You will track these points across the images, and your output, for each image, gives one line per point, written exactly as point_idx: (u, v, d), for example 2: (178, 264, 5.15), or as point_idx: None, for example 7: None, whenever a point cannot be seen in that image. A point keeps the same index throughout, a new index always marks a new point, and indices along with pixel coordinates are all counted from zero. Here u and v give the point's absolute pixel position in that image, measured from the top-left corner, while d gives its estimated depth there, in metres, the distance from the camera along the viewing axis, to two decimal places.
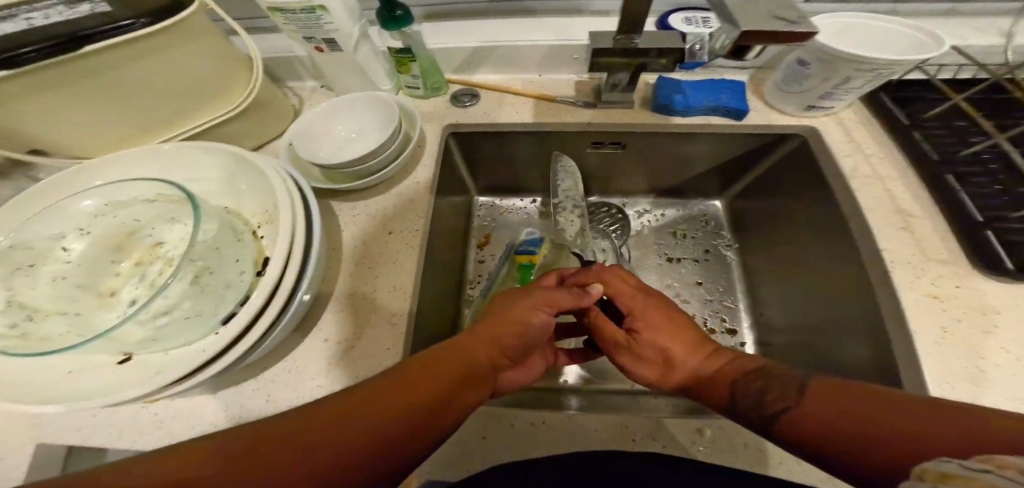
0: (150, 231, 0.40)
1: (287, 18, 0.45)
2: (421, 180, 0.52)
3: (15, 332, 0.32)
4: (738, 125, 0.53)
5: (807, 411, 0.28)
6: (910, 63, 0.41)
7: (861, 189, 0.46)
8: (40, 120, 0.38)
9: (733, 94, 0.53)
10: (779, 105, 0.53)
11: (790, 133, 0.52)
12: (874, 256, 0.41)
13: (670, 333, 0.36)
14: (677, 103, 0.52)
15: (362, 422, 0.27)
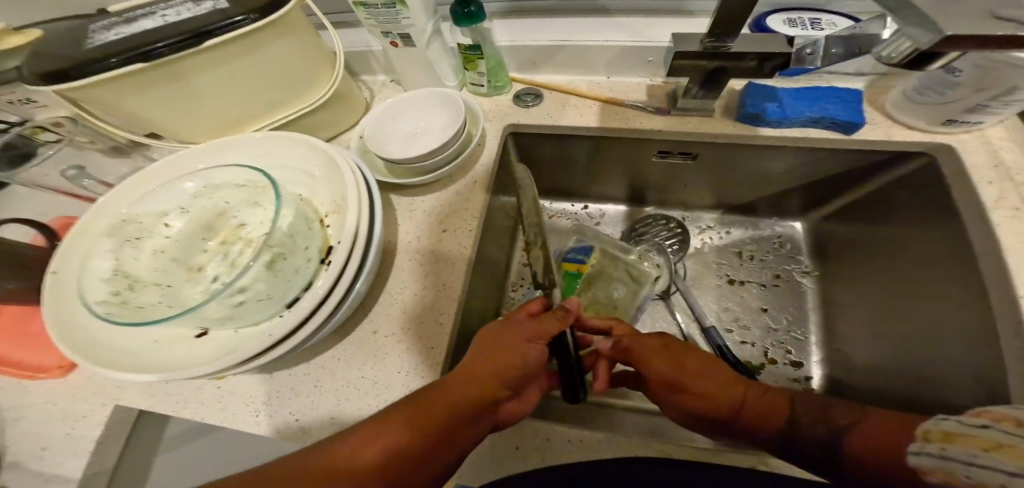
0: (236, 213, 0.44)
1: (370, 13, 0.47)
2: (478, 179, 0.52)
3: (118, 299, 0.37)
4: (844, 140, 0.45)
5: (849, 439, 0.29)
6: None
7: (1004, 225, 0.37)
8: (161, 107, 0.43)
9: (842, 104, 0.45)
10: (906, 116, 0.44)
11: (911, 150, 0.43)
12: (1010, 308, 0.34)
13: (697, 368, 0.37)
14: (770, 112, 0.46)
15: (384, 446, 0.28)
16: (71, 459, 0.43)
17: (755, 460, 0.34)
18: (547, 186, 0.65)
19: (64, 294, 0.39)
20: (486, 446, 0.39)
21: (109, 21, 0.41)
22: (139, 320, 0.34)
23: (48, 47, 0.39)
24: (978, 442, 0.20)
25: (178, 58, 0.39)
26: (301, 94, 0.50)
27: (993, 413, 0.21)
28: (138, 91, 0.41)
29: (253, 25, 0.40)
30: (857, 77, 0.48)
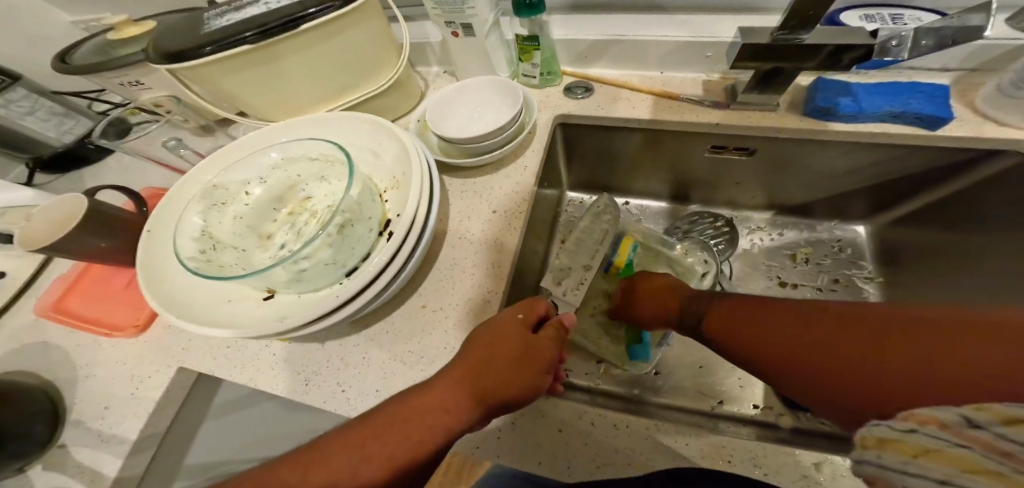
0: (305, 186, 0.47)
1: (436, 3, 0.50)
2: (527, 166, 0.53)
3: (203, 256, 0.40)
4: (930, 137, 0.42)
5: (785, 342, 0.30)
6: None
7: None
8: (251, 88, 0.48)
9: (928, 99, 0.42)
10: (1005, 112, 0.39)
11: (1001, 147, 0.40)
12: None
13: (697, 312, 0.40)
14: (844, 107, 0.43)
15: (376, 445, 0.31)
16: (128, 418, 0.45)
17: (818, 459, 0.33)
18: (591, 181, 0.65)
19: (156, 251, 0.43)
20: (529, 427, 0.39)
21: (220, 10, 0.45)
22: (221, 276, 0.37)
23: (167, 33, 0.44)
24: (907, 449, 0.17)
25: (273, 40, 0.43)
26: (370, 79, 0.53)
27: (921, 415, 0.18)
28: (236, 71, 0.45)
29: (340, 11, 0.43)
30: (942, 72, 0.45)
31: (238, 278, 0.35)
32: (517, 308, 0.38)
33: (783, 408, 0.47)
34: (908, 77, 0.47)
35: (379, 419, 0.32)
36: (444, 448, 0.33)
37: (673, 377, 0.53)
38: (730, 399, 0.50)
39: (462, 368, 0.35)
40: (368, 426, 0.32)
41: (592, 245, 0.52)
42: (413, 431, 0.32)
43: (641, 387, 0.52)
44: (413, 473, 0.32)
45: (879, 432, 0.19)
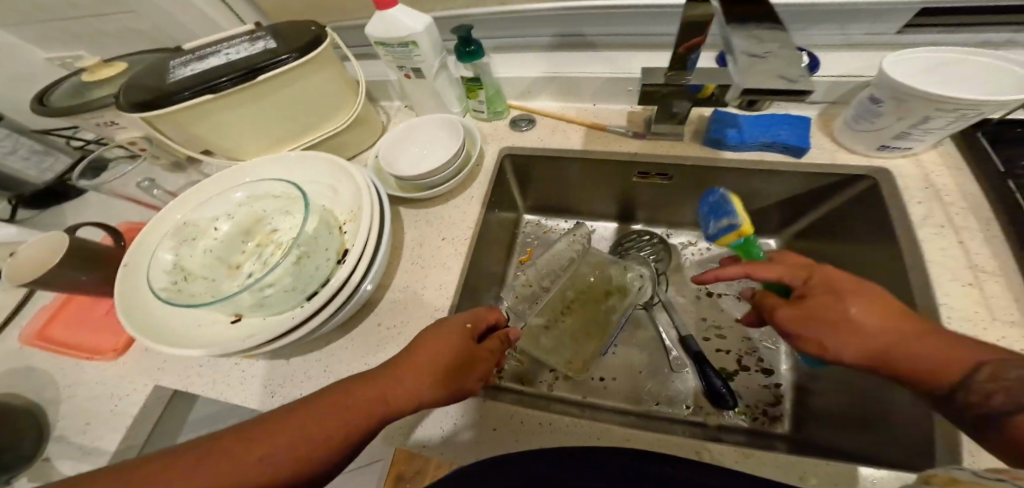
0: (271, 220, 0.52)
1: (388, 51, 0.56)
2: (475, 194, 0.59)
3: (175, 287, 0.45)
4: (797, 163, 0.51)
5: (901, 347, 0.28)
6: (1005, 105, 0.36)
7: (930, 241, 0.41)
8: (218, 131, 0.53)
9: (793, 130, 0.51)
10: (848, 143, 0.48)
11: (859, 174, 0.48)
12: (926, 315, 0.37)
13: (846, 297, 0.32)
14: (730, 137, 0.52)
15: (312, 437, 0.31)
16: (106, 435, 0.49)
17: (700, 447, 0.39)
18: (542, 203, 0.71)
19: (133, 283, 0.48)
20: (467, 424, 0.44)
21: (184, 59, 0.50)
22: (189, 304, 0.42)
23: (135, 83, 0.49)
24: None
25: (235, 90, 0.48)
26: (329, 119, 0.59)
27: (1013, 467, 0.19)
28: (202, 117, 0.50)
29: (295, 61, 0.49)
30: (818, 107, 0.53)
31: (205, 306, 0.40)
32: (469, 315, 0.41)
33: (708, 407, 0.53)
34: (793, 111, 0.55)
35: (299, 408, 0.32)
36: (360, 443, 0.33)
37: (614, 383, 0.58)
38: (665, 400, 0.55)
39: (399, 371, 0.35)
40: (286, 416, 0.32)
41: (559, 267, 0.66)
42: (348, 423, 0.32)
43: (586, 392, 0.57)
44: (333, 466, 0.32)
45: (954, 475, 0.21)
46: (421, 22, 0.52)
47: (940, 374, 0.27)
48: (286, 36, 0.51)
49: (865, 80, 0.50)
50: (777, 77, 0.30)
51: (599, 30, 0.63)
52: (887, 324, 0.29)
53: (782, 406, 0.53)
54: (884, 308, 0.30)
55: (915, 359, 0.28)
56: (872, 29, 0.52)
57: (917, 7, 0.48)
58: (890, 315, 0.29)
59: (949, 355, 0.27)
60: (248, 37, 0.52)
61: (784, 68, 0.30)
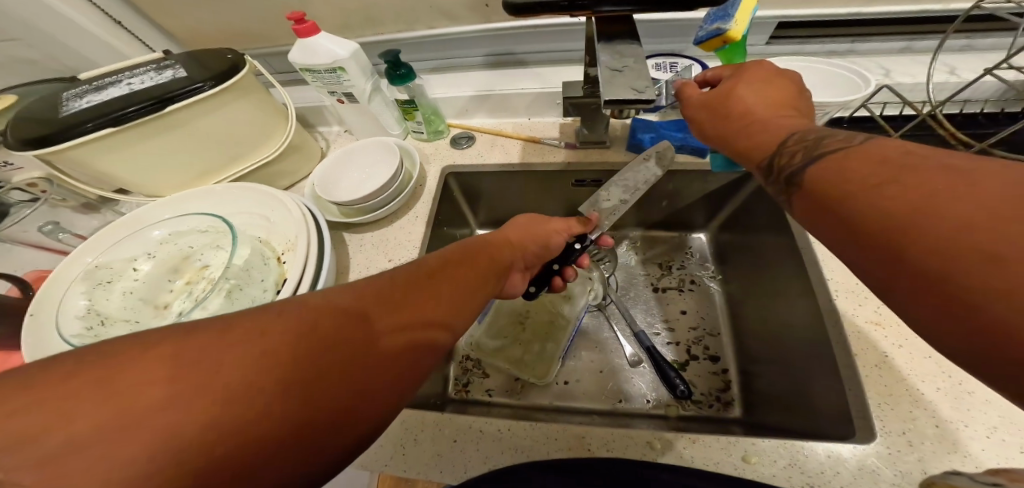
0: (200, 256, 0.51)
1: (315, 77, 0.56)
2: (420, 214, 0.60)
3: (91, 333, 0.44)
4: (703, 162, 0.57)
5: (777, 124, 0.31)
6: (845, 104, 0.44)
7: None
8: (128, 167, 0.50)
9: None
10: None
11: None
12: None
13: (757, 82, 0.33)
14: (646, 142, 0.58)
15: (312, 375, 0.24)
16: None
17: (650, 436, 0.40)
18: (492, 217, 0.73)
19: (40, 333, 0.43)
20: (427, 439, 0.44)
21: (80, 90, 0.48)
22: None
23: (26, 116, 0.45)
24: None
25: (142, 122, 0.46)
26: (256, 147, 0.58)
27: None
28: (107, 152, 0.47)
29: (211, 90, 0.48)
30: None
31: None
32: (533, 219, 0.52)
33: (669, 399, 0.56)
34: None
35: (355, 302, 0.29)
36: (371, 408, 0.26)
37: (575, 385, 0.59)
38: (625, 397, 0.57)
39: (458, 282, 0.37)
40: (342, 317, 0.28)
41: (544, 308, 0.67)
42: (362, 368, 0.26)
43: (553, 397, 0.58)
44: (336, 437, 0.24)
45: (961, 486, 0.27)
46: (346, 48, 0.52)
47: (759, 149, 0.31)
48: (200, 63, 0.50)
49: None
50: (627, 88, 0.26)
51: (525, 48, 0.66)
52: (764, 113, 0.32)
53: (732, 391, 0.56)
54: (774, 102, 0.32)
55: (755, 139, 0.31)
56: (749, 41, 0.59)
57: (773, 21, 0.55)
58: (774, 105, 0.32)
59: (784, 129, 0.30)
60: (155, 66, 0.50)
61: (634, 81, 0.26)
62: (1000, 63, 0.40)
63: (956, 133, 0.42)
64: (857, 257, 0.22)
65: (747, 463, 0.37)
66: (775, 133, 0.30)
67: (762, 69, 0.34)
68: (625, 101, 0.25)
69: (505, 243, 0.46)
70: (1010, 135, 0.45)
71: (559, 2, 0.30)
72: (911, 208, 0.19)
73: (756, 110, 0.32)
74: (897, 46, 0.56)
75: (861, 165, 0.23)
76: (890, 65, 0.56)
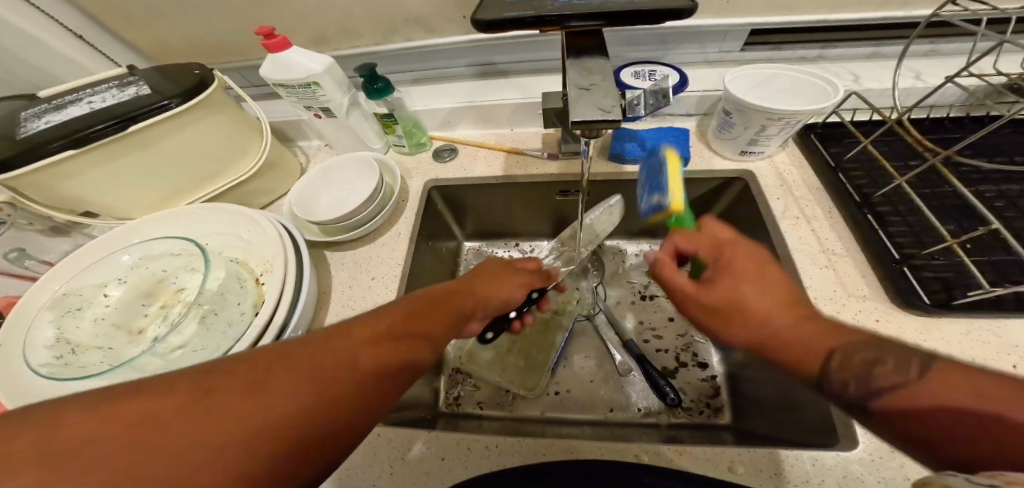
0: (175, 279, 0.49)
1: (290, 92, 0.55)
2: (403, 230, 0.59)
3: (60, 362, 0.41)
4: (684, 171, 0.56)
5: (810, 345, 0.30)
6: (816, 111, 0.44)
7: (790, 231, 0.47)
8: (94, 190, 0.48)
9: (678, 141, 0.57)
10: (718, 149, 0.55)
11: (732, 176, 0.54)
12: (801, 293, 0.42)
13: (751, 274, 0.35)
14: (629, 151, 0.58)
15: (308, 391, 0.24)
16: None
17: (640, 451, 0.40)
18: (478, 229, 0.72)
19: (7, 364, 0.41)
20: (415, 458, 0.43)
21: (39, 110, 0.46)
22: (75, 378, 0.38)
23: None
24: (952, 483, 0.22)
25: (105, 143, 0.44)
26: (229, 167, 0.56)
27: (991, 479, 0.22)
28: (71, 177, 0.45)
29: (177, 107, 0.47)
30: (689, 117, 0.61)
31: (92, 378, 0.36)
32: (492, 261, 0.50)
33: (660, 407, 0.56)
34: (676, 122, 0.61)
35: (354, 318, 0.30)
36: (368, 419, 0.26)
37: (565, 395, 0.59)
38: (616, 406, 0.57)
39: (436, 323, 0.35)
40: (316, 351, 0.26)
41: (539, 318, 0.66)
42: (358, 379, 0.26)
43: (545, 407, 0.58)
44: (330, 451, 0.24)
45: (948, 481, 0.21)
46: (320, 63, 0.51)
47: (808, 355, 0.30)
48: (165, 80, 0.49)
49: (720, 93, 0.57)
50: (594, 107, 0.25)
51: (505, 58, 0.66)
52: (796, 320, 0.32)
53: (722, 397, 0.56)
54: (783, 304, 0.33)
55: (815, 343, 0.30)
56: (723, 48, 0.60)
57: (745, 28, 0.56)
58: (792, 305, 0.33)
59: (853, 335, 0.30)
60: (118, 83, 0.49)
61: (602, 99, 0.26)
62: (960, 72, 0.41)
63: (923, 138, 0.43)
64: (896, 426, 0.26)
65: (735, 474, 0.36)
66: (830, 334, 0.30)
67: (760, 268, 0.36)
68: (592, 120, 0.25)
69: (463, 290, 0.41)
70: (973, 139, 0.47)
71: (527, 18, 0.30)
72: (982, 431, 0.22)
73: (785, 332, 0.32)
74: (865, 51, 0.58)
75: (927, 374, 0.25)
76: (859, 71, 0.57)
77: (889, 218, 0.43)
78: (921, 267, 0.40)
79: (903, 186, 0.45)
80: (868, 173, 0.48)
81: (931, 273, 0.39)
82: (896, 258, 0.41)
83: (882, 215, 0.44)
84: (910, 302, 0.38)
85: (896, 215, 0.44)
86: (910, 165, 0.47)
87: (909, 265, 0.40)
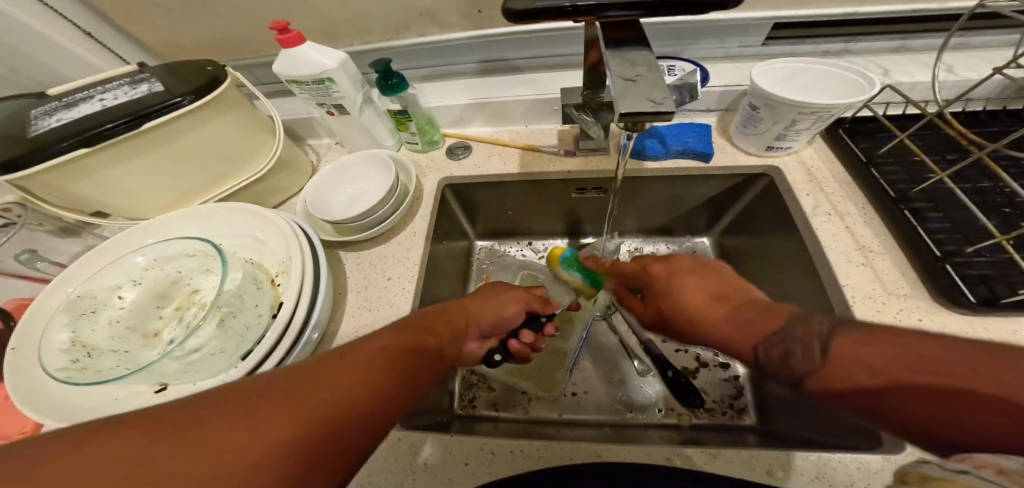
0: (190, 280, 0.48)
1: (303, 89, 0.53)
2: (418, 229, 0.58)
3: (77, 366, 0.40)
4: (706, 167, 0.55)
5: (739, 327, 0.32)
6: (849, 106, 0.43)
7: (821, 228, 0.46)
8: (105, 190, 0.47)
9: (699, 137, 0.56)
10: (741, 146, 0.54)
11: (756, 172, 0.53)
12: (835, 292, 0.41)
13: (689, 292, 0.37)
14: (648, 148, 0.56)
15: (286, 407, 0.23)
16: None
17: (669, 454, 0.39)
18: (491, 228, 0.71)
19: (24, 369, 0.40)
20: (439, 462, 0.42)
21: (50, 107, 0.45)
22: (93, 381, 0.38)
23: None
24: None
25: (117, 141, 0.43)
26: (240, 167, 0.55)
27: None
28: (82, 176, 0.44)
29: (190, 105, 0.46)
30: (709, 112, 0.60)
31: (112, 382, 0.34)
32: (496, 283, 0.55)
33: (681, 408, 0.55)
34: (696, 118, 0.60)
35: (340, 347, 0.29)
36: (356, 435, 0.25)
37: (582, 396, 0.58)
38: (636, 407, 0.56)
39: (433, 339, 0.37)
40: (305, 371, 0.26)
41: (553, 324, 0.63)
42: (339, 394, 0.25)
43: (563, 408, 0.57)
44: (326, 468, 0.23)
45: (927, 471, 0.21)
46: (334, 59, 0.50)
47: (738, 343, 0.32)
48: (178, 77, 0.48)
49: (743, 88, 0.56)
50: (644, 99, 0.24)
51: (520, 54, 0.65)
52: (714, 312, 0.34)
53: (745, 398, 0.55)
54: (707, 301, 0.36)
55: (736, 331, 0.32)
56: (744, 42, 0.59)
57: (769, 22, 0.55)
58: (711, 302, 0.35)
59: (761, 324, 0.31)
60: (129, 80, 0.48)
61: (650, 92, 0.25)
62: (1006, 64, 0.41)
63: (963, 132, 0.42)
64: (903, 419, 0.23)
65: (772, 477, 0.36)
66: (749, 332, 0.32)
67: (696, 270, 0.39)
68: (640, 113, 0.24)
69: (459, 308, 0.46)
70: (1008, 133, 0.46)
71: (563, 8, 0.29)
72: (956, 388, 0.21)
73: (699, 312, 0.35)
74: (891, 45, 0.56)
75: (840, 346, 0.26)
76: (888, 65, 0.55)
77: (926, 214, 0.42)
78: (962, 264, 0.39)
79: (941, 182, 0.44)
80: (901, 168, 0.47)
81: (973, 270, 0.38)
82: (936, 256, 0.40)
83: (919, 212, 0.43)
84: (952, 301, 0.37)
85: (934, 212, 0.43)
86: (948, 159, 0.46)
87: (950, 262, 0.39)
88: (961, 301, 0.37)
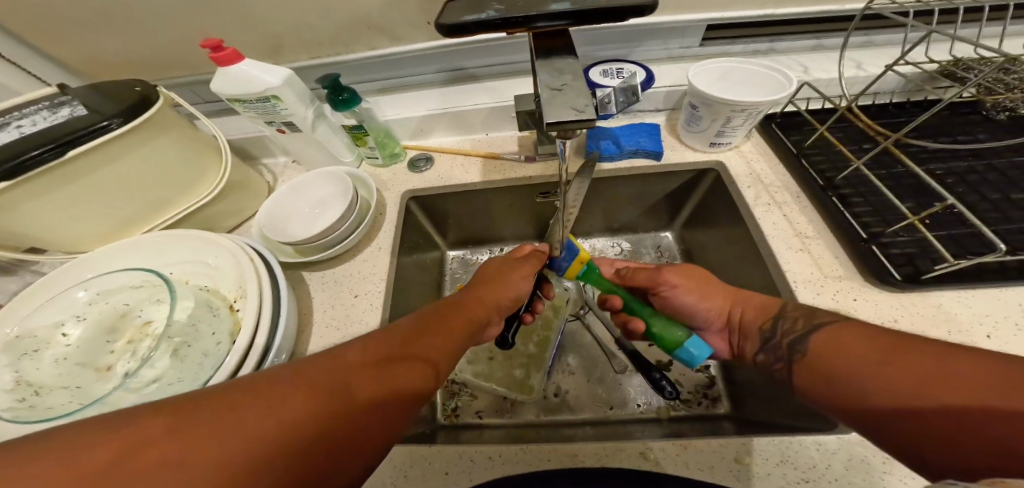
0: (139, 311, 0.46)
1: (248, 107, 0.52)
2: (383, 244, 0.58)
3: (23, 404, 0.37)
4: (658, 165, 0.57)
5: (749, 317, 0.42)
6: (775, 102, 0.46)
7: (763, 217, 0.49)
8: (32, 225, 0.44)
9: (650, 137, 0.58)
10: (689, 143, 0.57)
11: (704, 167, 0.56)
12: (778, 278, 0.44)
13: (703, 288, 0.47)
14: (603, 149, 0.57)
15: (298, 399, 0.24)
16: None
17: (644, 448, 0.39)
18: (461, 237, 0.71)
19: None
20: (418, 474, 0.41)
21: None
22: (39, 421, 0.34)
23: None
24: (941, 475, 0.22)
25: (38, 172, 0.41)
26: (184, 191, 0.53)
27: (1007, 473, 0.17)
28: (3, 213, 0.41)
29: (119, 128, 0.44)
30: (657, 111, 0.62)
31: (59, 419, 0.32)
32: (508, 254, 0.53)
33: (660, 402, 0.56)
34: (646, 118, 0.62)
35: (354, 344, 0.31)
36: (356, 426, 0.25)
37: (562, 396, 0.58)
38: (616, 403, 0.56)
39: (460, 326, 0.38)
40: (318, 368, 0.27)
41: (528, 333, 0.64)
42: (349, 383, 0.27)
43: (542, 409, 0.57)
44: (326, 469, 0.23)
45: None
46: (277, 75, 0.49)
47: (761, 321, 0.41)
48: (101, 98, 0.46)
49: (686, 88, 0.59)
50: (567, 108, 0.25)
51: (472, 64, 0.66)
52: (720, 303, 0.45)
53: (718, 386, 0.57)
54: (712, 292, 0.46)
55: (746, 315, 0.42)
56: (684, 44, 0.61)
57: (703, 24, 0.58)
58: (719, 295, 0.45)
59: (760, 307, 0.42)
60: (48, 104, 0.46)
61: (574, 100, 0.26)
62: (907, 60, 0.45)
63: (874, 122, 0.46)
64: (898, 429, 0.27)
65: (741, 464, 0.37)
66: (757, 309, 0.42)
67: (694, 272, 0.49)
68: (565, 121, 0.24)
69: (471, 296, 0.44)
70: (917, 123, 0.50)
71: (492, 20, 0.29)
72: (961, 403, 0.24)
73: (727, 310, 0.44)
74: (809, 44, 0.60)
75: (825, 339, 0.34)
76: (807, 62, 0.59)
77: (852, 199, 0.46)
78: (887, 244, 0.42)
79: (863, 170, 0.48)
80: (827, 159, 0.50)
81: (895, 249, 0.41)
82: (863, 238, 0.43)
83: (845, 197, 0.46)
84: (882, 278, 0.40)
85: (858, 197, 0.46)
86: (864, 148, 0.50)
87: (877, 243, 0.42)
88: (888, 278, 0.40)
